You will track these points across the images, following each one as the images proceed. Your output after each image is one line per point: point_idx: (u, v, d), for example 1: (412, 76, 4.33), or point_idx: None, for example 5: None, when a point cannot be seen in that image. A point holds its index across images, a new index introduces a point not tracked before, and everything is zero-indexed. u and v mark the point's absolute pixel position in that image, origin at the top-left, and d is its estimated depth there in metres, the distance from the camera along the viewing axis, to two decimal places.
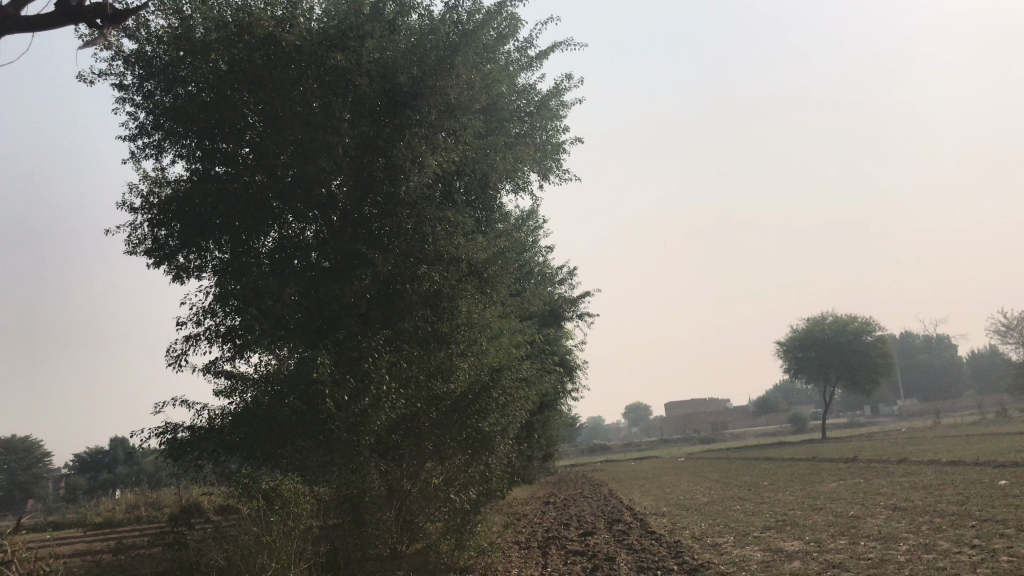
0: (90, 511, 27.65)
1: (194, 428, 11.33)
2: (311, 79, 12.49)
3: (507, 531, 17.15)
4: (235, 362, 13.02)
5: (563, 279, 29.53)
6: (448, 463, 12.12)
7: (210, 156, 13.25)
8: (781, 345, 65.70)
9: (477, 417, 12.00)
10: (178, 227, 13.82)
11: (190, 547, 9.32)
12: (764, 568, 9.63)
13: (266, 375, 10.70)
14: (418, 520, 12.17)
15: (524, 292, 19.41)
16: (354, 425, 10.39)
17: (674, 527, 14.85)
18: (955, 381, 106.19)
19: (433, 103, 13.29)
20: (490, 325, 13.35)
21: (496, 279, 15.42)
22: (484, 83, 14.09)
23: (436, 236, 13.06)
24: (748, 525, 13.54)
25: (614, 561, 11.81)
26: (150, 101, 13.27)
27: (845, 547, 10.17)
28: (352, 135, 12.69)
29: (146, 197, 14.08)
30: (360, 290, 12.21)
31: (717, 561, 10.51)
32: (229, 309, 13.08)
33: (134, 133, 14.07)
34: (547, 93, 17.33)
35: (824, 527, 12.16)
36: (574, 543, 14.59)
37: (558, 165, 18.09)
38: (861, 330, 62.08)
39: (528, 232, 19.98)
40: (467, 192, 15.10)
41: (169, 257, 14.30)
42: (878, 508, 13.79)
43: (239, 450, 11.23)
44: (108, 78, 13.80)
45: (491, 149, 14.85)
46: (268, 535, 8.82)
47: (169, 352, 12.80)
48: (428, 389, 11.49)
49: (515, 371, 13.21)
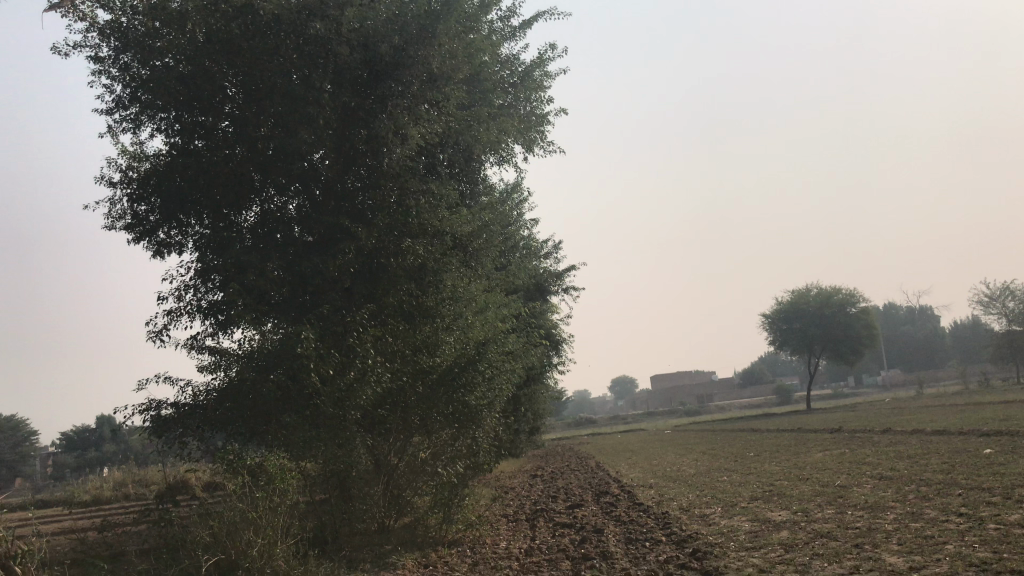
0: (77, 490, 27.56)
1: (178, 404, 11.18)
2: (290, 48, 12.26)
3: (495, 504, 17.18)
4: (218, 337, 12.81)
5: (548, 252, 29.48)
6: (435, 436, 12.15)
7: (189, 130, 12.96)
8: (766, 318, 66.00)
9: (463, 390, 11.99)
10: (157, 202, 13.58)
11: (176, 524, 9.21)
12: (752, 538, 9.64)
13: (250, 353, 10.46)
14: (405, 495, 12.14)
15: (509, 265, 19.30)
16: (339, 399, 10.44)
17: (662, 499, 14.87)
18: (938, 351, 107.20)
19: (414, 74, 13.08)
20: (476, 299, 13.25)
21: (481, 252, 15.30)
22: (467, 53, 13.88)
23: (420, 209, 12.84)
24: (735, 495, 13.57)
25: (602, 533, 11.80)
26: (128, 74, 13.04)
27: (832, 516, 10.19)
28: (333, 106, 12.47)
29: (124, 172, 13.82)
30: (344, 263, 12.06)
31: (705, 531, 10.52)
32: (211, 283, 12.88)
33: (111, 107, 13.76)
34: (530, 64, 17.16)
35: (811, 496, 12.19)
36: (563, 515, 14.62)
37: (542, 137, 17.93)
38: (845, 301, 62.45)
39: (513, 205, 19.86)
40: (450, 164, 14.92)
41: (150, 232, 14.07)
42: (864, 478, 13.86)
43: (224, 426, 11.10)
44: (82, 50, 13.45)
45: (475, 120, 14.62)
46: (254, 512, 8.71)
47: (149, 327, 12.56)
48: (414, 363, 11.47)
49: (500, 345, 13.27)
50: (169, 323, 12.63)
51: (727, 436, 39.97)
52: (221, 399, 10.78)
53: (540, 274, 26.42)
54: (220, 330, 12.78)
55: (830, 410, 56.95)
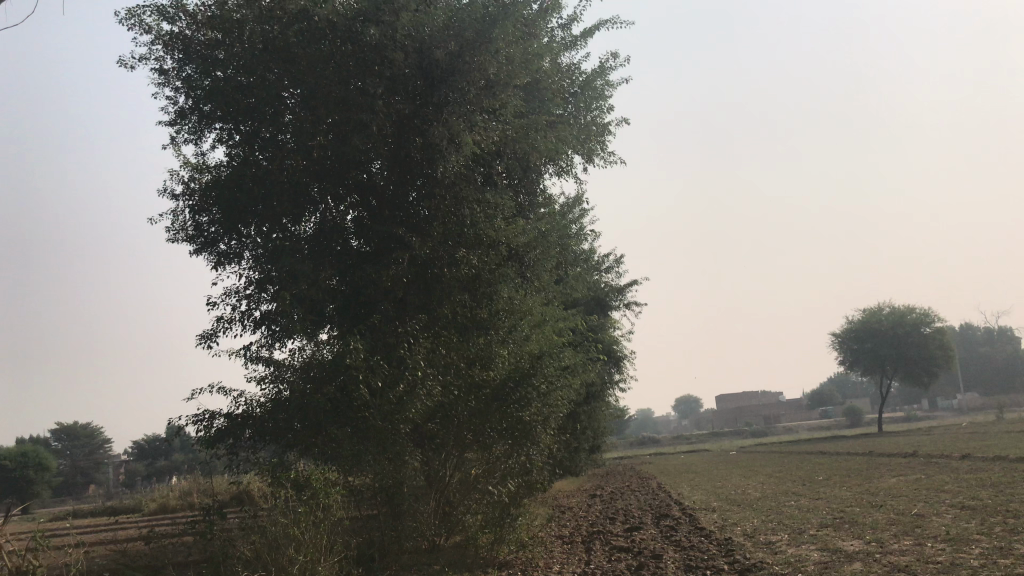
0: (144, 498, 27.93)
1: (230, 415, 11.05)
2: (346, 56, 12.13)
3: (551, 524, 16.72)
4: (271, 348, 12.67)
5: (609, 267, 29.03)
6: (488, 453, 11.68)
7: (250, 140, 12.99)
8: (836, 337, 64.09)
9: (518, 405, 11.58)
10: (218, 213, 13.58)
11: (220, 536, 8.94)
12: (822, 569, 8.98)
13: (303, 365, 10.31)
14: (457, 512, 11.70)
15: (567, 279, 18.94)
16: (390, 413, 10.16)
17: (724, 523, 14.23)
18: (1018, 375, 102.72)
19: (472, 80, 12.77)
20: (532, 311, 12.97)
21: (537, 264, 14.97)
22: (525, 59, 13.61)
23: (476, 219, 12.59)
24: (803, 522, 12.88)
25: (661, 559, 11.23)
26: (189, 86, 13.09)
27: (910, 548, 9.46)
28: (389, 113, 12.30)
29: (187, 183, 13.89)
30: (397, 273, 11.80)
31: (771, 560, 9.89)
32: (266, 294, 12.78)
33: (175, 119, 13.84)
34: (591, 73, 16.84)
35: (885, 526, 11.44)
36: (620, 539, 14.11)
37: (602, 147, 17.56)
38: (919, 321, 60.29)
39: (573, 217, 19.51)
40: (508, 174, 14.67)
41: (210, 244, 14.05)
42: (943, 507, 13.00)
43: (274, 439, 10.92)
44: (147, 63, 13.58)
45: (533, 129, 14.35)
46: (295, 528, 8.44)
47: (202, 334, 12.54)
48: (467, 377, 11.11)
49: (556, 359, 12.79)
50: (221, 330, 12.60)
51: (794, 459, 38.72)
52: (273, 410, 10.48)
53: (601, 289, 26.01)
54: (272, 338, 12.67)
55: (903, 433, 54.88)
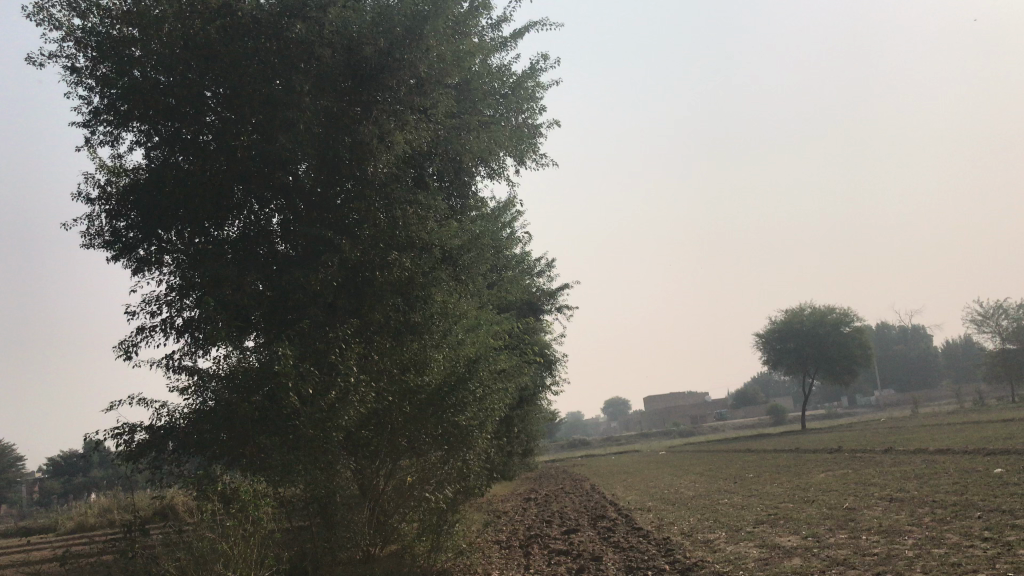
0: (63, 516, 26.74)
1: (153, 428, 10.54)
2: (271, 54, 11.84)
3: (488, 529, 16.54)
4: (194, 356, 12.18)
5: (542, 270, 29.03)
6: (424, 459, 11.43)
7: (170, 141, 12.40)
8: (760, 338, 65.59)
9: (454, 410, 11.20)
10: (136, 217, 12.99)
11: (142, 554, 8.47)
12: (763, 565, 8.97)
13: (228, 374, 9.80)
14: (392, 521, 11.62)
15: (501, 282, 18.78)
16: (320, 421, 9.82)
17: (662, 523, 14.24)
18: (931, 371, 106.79)
19: (402, 78, 12.66)
20: (466, 315, 12.74)
21: (470, 268, 14.82)
22: (457, 57, 13.40)
23: (407, 221, 12.43)
24: (740, 520, 12.95)
25: (601, 561, 11.13)
26: (103, 85, 12.38)
27: (846, 542, 9.54)
28: (316, 112, 11.93)
29: (103, 186, 13.30)
30: (326, 277, 11.52)
31: (710, 559, 9.86)
32: (188, 300, 12.30)
33: (90, 119, 13.22)
34: (522, 75, 16.73)
35: (819, 520, 11.58)
36: (558, 542, 13.98)
37: (534, 149, 17.48)
38: (839, 321, 62.11)
39: (506, 220, 19.37)
40: (440, 176, 14.46)
41: (128, 250, 13.40)
42: (873, 500, 13.24)
43: (200, 451, 10.48)
44: (58, 60, 12.94)
45: (464, 130, 14.37)
46: (225, 543, 8.02)
47: (121, 344, 12.00)
48: (400, 382, 10.80)
49: (493, 363, 12.45)
50: (140, 340, 12.08)
51: (723, 457, 39.34)
52: (197, 422, 10.11)
53: (533, 293, 25.97)
54: (196, 346, 12.16)
55: (825, 429, 56.41)
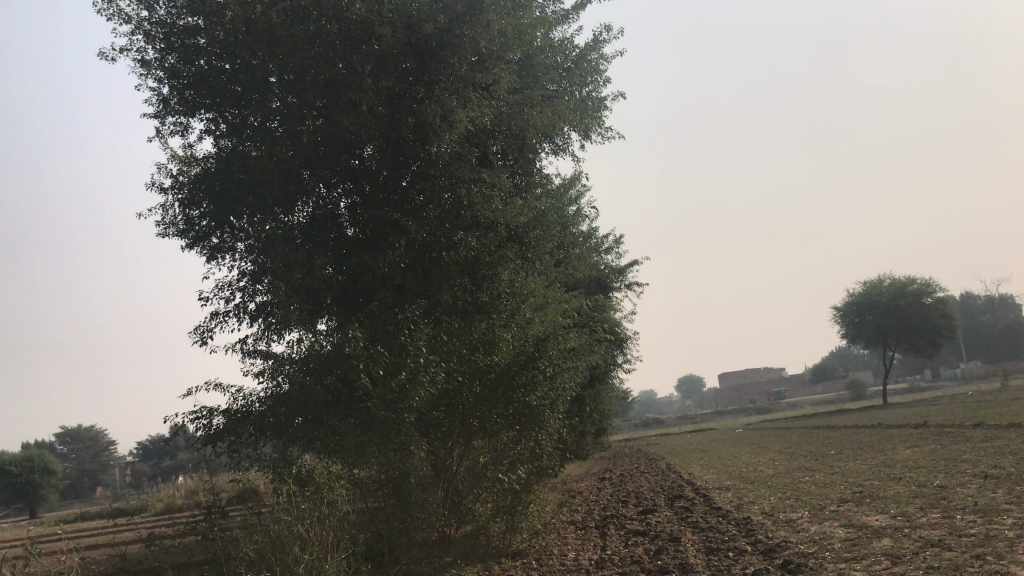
0: (152, 498, 27.66)
1: (230, 412, 10.72)
2: (332, 36, 11.64)
3: (563, 510, 16.39)
4: (267, 340, 12.36)
5: (609, 248, 28.68)
6: (497, 439, 11.28)
7: (239, 130, 12.70)
8: (837, 311, 63.81)
9: (524, 390, 11.15)
10: (208, 206, 13.23)
11: (222, 538, 8.56)
12: (851, 546, 8.59)
13: (303, 357, 10.10)
14: (466, 502, 11.39)
15: (568, 259, 18.54)
16: (393, 402, 9.73)
17: (741, 502, 13.86)
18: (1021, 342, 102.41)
19: (464, 54, 12.37)
20: (534, 293, 12.53)
21: (537, 246, 14.64)
22: (518, 31, 13.13)
23: (473, 200, 12.20)
24: (823, 498, 12.51)
25: (679, 542, 10.86)
26: (173, 76, 12.68)
27: (940, 521, 9.08)
28: (379, 93, 11.87)
29: (175, 176, 13.54)
30: (393, 259, 11.60)
31: (794, 539, 9.50)
32: (260, 285, 12.42)
33: (161, 111, 13.46)
34: (584, 47, 16.38)
35: (908, 499, 11.07)
36: (634, 522, 13.75)
37: (598, 122, 17.14)
38: (921, 291, 59.93)
39: (572, 197, 19.10)
40: (504, 154, 14.26)
41: (201, 239, 13.63)
42: (966, 477, 12.63)
43: (275, 434, 10.59)
44: (128, 54, 13.19)
45: (527, 105, 14.08)
46: (300, 526, 8.05)
47: (196, 330, 12.31)
48: (470, 362, 10.72)
49: (562, 341, 12.21)
50: (215, 325, 12.33)
51: (802, 433, 38.36)
52: (274, 405, 10.27)
53: (601, 270, 25.65)
54: (268, 330, 12.32)
55: (908, 404, 54.65)
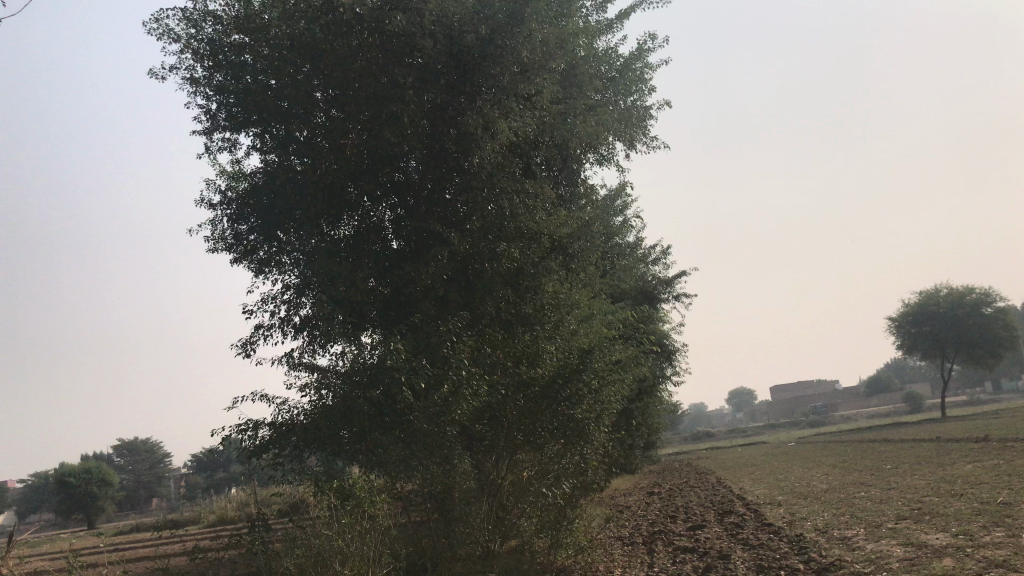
0: (205, 509, 28.07)
1: (276, 425, 10.74)
2: (374, 48, 11.70)
3: (610, 524, 16.16)
4: (311, 353, 12.42)
5: (657, 259, 28.40)
6: (543, 453, 11.07)
7: (285, 143, 12.64)
8: (892, 322, 62.34)
9: (569, 403, 10.95)
10: (256, 220, 13.35)
11: (264, 552, 8.58)
12: (908, 565, 8.25)
13: (347, 370, 10.07)
14: (511, 516, 11.11)
15: (614, 271, 18.37)
16: (435, 416, 9.55)
17: (793, 518, 13.50)
18: None
19: (506, 65, 12.31)
20: (580, 304, 12.32)
21: (582, 257, 14.49)
22: (560, 40, 13.03)
23: (516, 211, 12.04)
24: (879, 514, 12.10)
25: (729, 560, 10.56)
26: (221, 93, 12.91)
27: (1005, 540, 8.67)
28: (420, 104, 11.89)
29: (224, 192, 13.73)
30: (436, 270, 11.45)
31: (849, 558, 9.17)
32: (305, 298, 12.48)
33: (210, 127, 13.68)
34: (629, 56, 16.25)
35: (970, 516, 10.62)
36: (682, 538, 13.47)
37: (644, 132, 16.97)
38: (980, 301, 58.21)
39: (618, 207, 18.94)
40: (547, 164, 14.17)
41: (249, 253, 13.79)
42: None
43: (319, 446, 10.65)
44: (178, 71, 13.43)
45: (571, 115, 13.98)
46: (341, 540, 8.01)
47: (241, 342, 12.46)
48: (514, 375, 10.65)
49: (607, 353, 12.03)
50: (259, 338, 12.44)
51: (858, 447, 37.41)
52: (318, 417, 10.30)
53: (648, 281, 25.39)
54: (313, 343, 12.36)
55: (968, 417, 53.00)
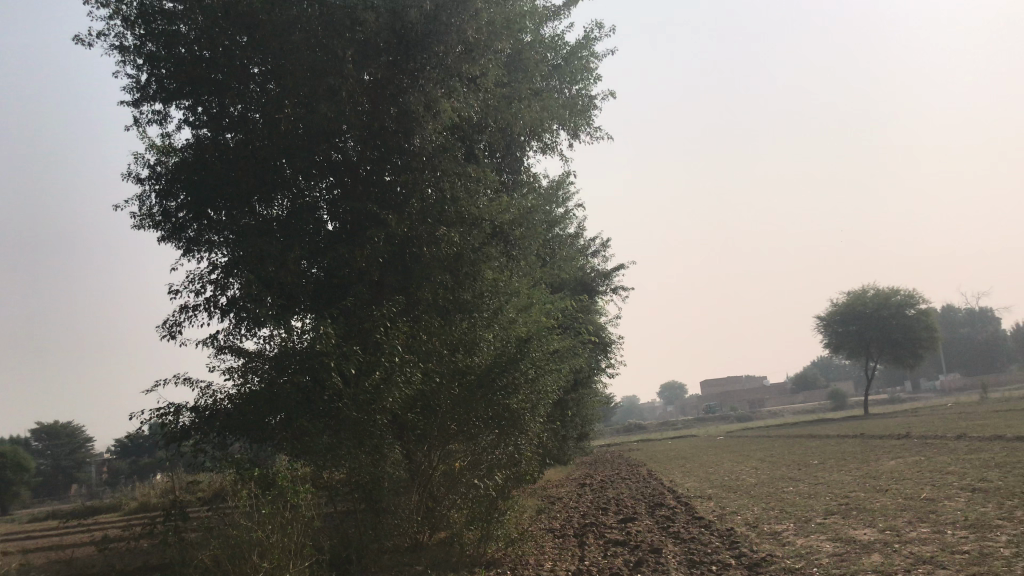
0: (124, 496, 27.11)
1: (199, 410, 10.30)
2: (313, 20, 11.28)
3: (542, 517, 16.03)
4: (237, 336, 11.95)
5: (597, 251, 28.39)
6: (475, 442, 10.86)
7: (219, 119, 12.19)
8: (821, 320, 63.89)
9: (504, 392, 10.79)
10: (185, 197, 12.72)
11: (179, 542, 8.24)
12: (838, 561, 8.27)
13: (277, 354, 9.58)
14: (441, 507, 10.86)
15: (554, 260, 18.23)
16: (365, 403, 9.28)
17: (723, 512, 13.56)
18: (1000, 356, 102.94)
19: (450, 43, 11.99)
20: (517, 293, 12.03)
21: (522, 243, 14.28)
22: (506, 22, 12.80)
23: (456, 195, 11.88)
24: (808, 510, 12.18)
25: (660, 553, 10.50)
26: (151, 63, 12.23)
27: (930, 537, 8.77)
28: (359, 80, 11.48)
29: (152, 166, 13.10)
30: (372, 253, 11.10)
31: (780, 552, 9.18)
32: (233, 279, 12.00)
33: (139, 98, 13.01)
34: (575, 44, 16.06)
35: (896, 512, 10.76)
36: (613, 531, 13.42)
37: (587, 121, 16.82)
38: (905, 302, 59.94)
39: (559, 196, 18.79)
40: (490, 148, 13.91)
41: (177, 231, 13.12)
42: (953, 490, 12.35)
43: (244, 433, 10.21)
44: (106, 38, 12.79)
45: (516, 99, 13.73)
46: (261, 532, 7.71)
47: (164, 323, 11.92)
48: (450, 363, 10.27)
49: (545, 342, 11.83)
50: (183, 319, 11.91)
51: (784, 442, 38.09)
52: (242, 404, 9.81)
53: (587, 273, 25.35)
54: (239, 327, 11.86)
55: (890, 415, 54.58)
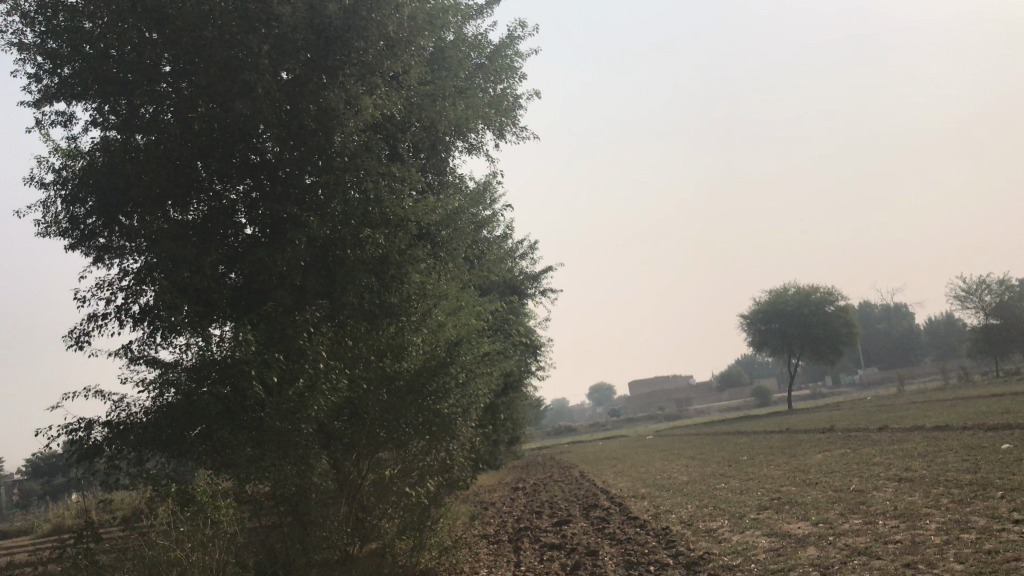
0: (40, 518, 25.82)
1: (112, 424, 9.76)
2: (226, 14, 10.89)
3: (475, 523, 15.77)
4: (152, 345, 11.38)
5: (525, 253, 28.31)
6: (406, 450, 10.51)
7: (129, 121, 11.46)
8: (744, 319, 65.30)
9: (435, 398, 10.46)
10: (93, 202, 12.05)
11: (91, 565, 7.72)
12: (775, 556, 8.22)
13: (194, 364, 9.12)
14: (372, 518, 10.41)
15: (482, 263, 18.03)
16: (289, 413, 8.77)
17: (658, 511, 13.52)
18: (914, 350, 106.87)
19: (371, 38, 11.67)
20: (446, 296, 11.79)
21: (449, 245, 14.06)
22: (428, 18, 12.55)
23: (380, 196, 11.36)
24: (742, 505, 12.22)
25: (596, 556, 10.34)
26: (53, 61, 11.52)
27: (863, 528, 8.81)
28: (277, 76, 11.08)
29: (58, 170, 12.39)
30: (293, 256, 10.70)
31: (717, 550, 9.11)
32: (146, 286, 11.42)
33: (41, 99, 12.29)
34: (499, 43, 15.90)
35: (827, 504, 10.85)
36: (549, 534, 13.25)
37: (513, 121, 16.68)
38: (824, 299, 61.66)
39: (487, 198, 18.60)
40: (415, 147, 13.63)
41: (86, 238, 12.38)
42: (881, 480, 12.54)
43: (162, 447, 9.73)
44: (4, 36, 12.04)
45: (440, 97, 13.48)
46: (177, 550, 7.22)
47: (71, 334, 11.24)
48: (377, 368, 10.00)
49: (476, 345, 11.63)
50: (92, 329, 11.26)
51: (713, 440, 38.63)
52: (161, 418, 9.49)
53: (516, 275, 25.23)
54: (154, 335, 11.30)
55: (813, 409, 55.93)
